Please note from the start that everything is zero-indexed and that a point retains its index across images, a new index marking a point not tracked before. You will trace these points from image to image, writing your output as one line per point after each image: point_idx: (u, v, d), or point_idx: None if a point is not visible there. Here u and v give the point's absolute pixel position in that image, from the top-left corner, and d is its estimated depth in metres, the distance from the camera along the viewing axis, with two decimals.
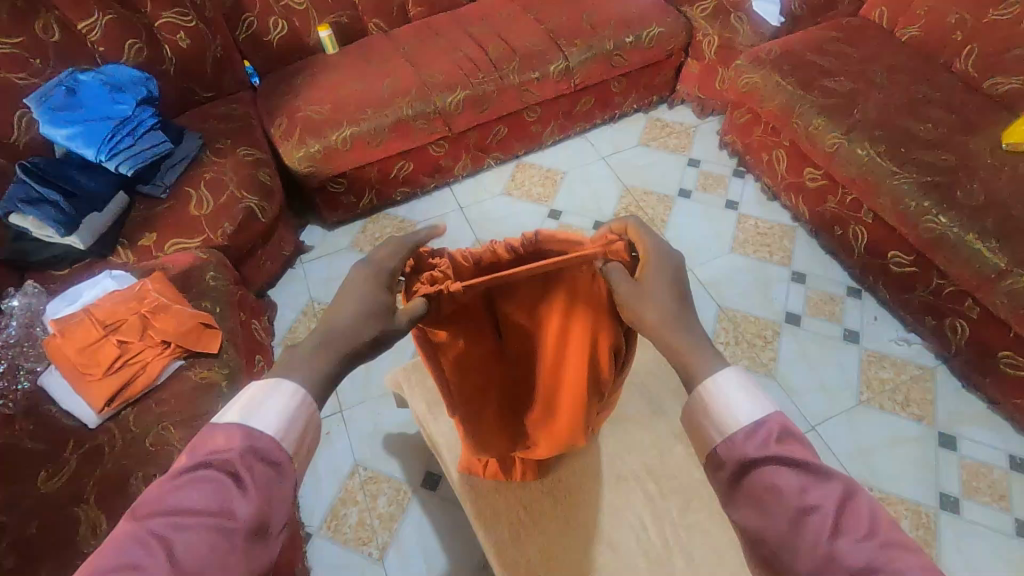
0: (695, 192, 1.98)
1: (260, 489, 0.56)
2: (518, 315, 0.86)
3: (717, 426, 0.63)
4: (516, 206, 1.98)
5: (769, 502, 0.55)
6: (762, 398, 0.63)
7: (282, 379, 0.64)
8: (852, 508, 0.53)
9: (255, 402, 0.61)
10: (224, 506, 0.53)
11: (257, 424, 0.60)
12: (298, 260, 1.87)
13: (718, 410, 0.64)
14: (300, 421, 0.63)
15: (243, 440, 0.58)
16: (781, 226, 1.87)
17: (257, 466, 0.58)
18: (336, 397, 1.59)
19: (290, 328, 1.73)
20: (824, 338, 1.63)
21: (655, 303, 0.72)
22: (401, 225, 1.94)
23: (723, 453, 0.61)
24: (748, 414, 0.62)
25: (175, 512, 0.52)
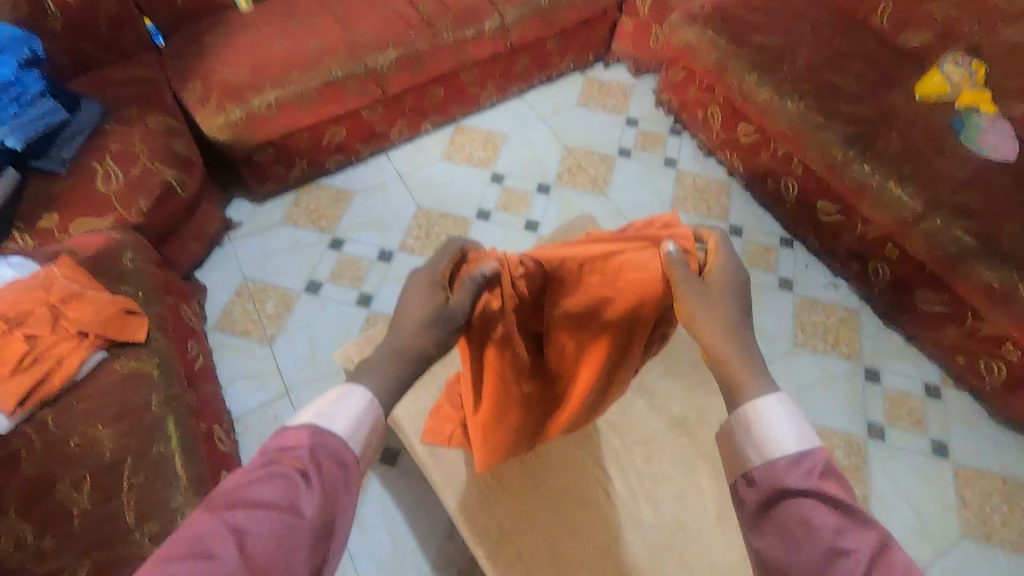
0: (634, 150, 2.00)
1: (325, 486, 0.65)
2: (563, 317, 0.90)
3: (758, 450, 0.71)
4: (457, 170, 1.92)
5: (802, 538, 0.62)
6: (806, 432, 0.71)
7: (354, 385, 0.75)
8: (888, 558, 0.58)
9: (327, 406, 0.72)
10: (293, 501, 0.61)
11: (325, 424, 0.70)
12: (226, 237, 1.74)
13: (762, 434, 0.71)
14: (364, 425, 0.73)
15: (312, 438, 0.68)
16: (717, 182, 1.92)
17: (324, 463, 0.67)
18: (280, 379, 1.52)
19: (224, 310, 1.62)
20: (762, 289, 1.71)
21: (707, 309, 0.79)
22: (337, 195, 1.84)
23: (760, 476, 0.69)
24: (791, 444, 0.69)
25: (249, 504, 0.60)
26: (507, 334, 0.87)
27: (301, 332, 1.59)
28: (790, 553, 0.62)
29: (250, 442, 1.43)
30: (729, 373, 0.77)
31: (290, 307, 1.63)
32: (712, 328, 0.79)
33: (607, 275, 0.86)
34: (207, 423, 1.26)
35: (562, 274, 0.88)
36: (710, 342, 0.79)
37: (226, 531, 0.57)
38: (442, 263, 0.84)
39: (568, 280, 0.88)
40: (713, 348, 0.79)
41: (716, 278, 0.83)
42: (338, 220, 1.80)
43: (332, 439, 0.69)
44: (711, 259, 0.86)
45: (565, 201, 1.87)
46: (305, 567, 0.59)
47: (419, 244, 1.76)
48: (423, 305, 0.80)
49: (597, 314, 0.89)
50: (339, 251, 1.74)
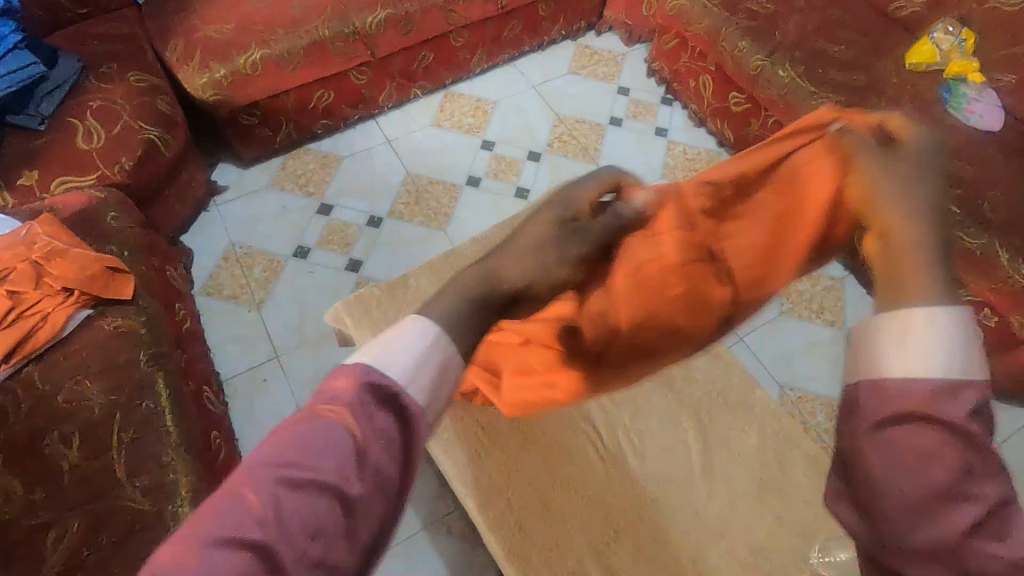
0: (626, 119, 1.99)
1: (379, 452, 0.47)
2: (711, 257, 0.80)
3: (902, 353, 0.47)
4: (447, 137, 1.90)
5: (928, 469, 0.43)
6: (977, 361, 0.46)
7: (425, 318, 0.54)
8: (1008, 519, 0.43)
9: (391, 341, 0.52)
10: (341, 472, 0.45)
11: (382, 364, 0.51)
12: (212, 201, 1.71)
13: (913, 335, 0.47)
14: (433, 364, 0.52)
15: (365, 381, 0.49)
16: (707, 151, 1.93)
17: (378, 417, 0.48)
18: (269, 343, 1.51)
19: (211, 274, 1.60)
20: None
21: (903, 202, 0.55)
22: (325, 160, 1.81)
23: (898, 390, 0.46)
24: (956, 369, 0.46)
25: (287, 468, 0.44)
26: (651, 266, 0.77)
27: (289, 297, 1.58)
28: (895, 479, 0.44)
29: (239, 405, 1.43)
30: (911, 266, 0.51)
31: (278, 272, 1.61)
32: (908, 217, 0.54)
33: (763, 202, 0.78)
34: (196, 383, 1.25)
35: (718, 193, 0.79)
36: (903, 230, 0.53)
37: (256, 505, 0.43)
38: (593, 182, 0.69)
39: (725, 207, 0.79)
40: (895, 231, 0.54)
41: (915, 152, 0.58)
42: (326, 186, 1.77)
43: (388, 383, 0.49)
44: (902, 134, 0.60)
45: (555, 169, 1.87)
46: (347, 559, 0.45)
47: (408, 210, 1.75)
48: (545, 222, 0.63)
49: (740, 264, 0.79)
50: (328, 216, 1.72)
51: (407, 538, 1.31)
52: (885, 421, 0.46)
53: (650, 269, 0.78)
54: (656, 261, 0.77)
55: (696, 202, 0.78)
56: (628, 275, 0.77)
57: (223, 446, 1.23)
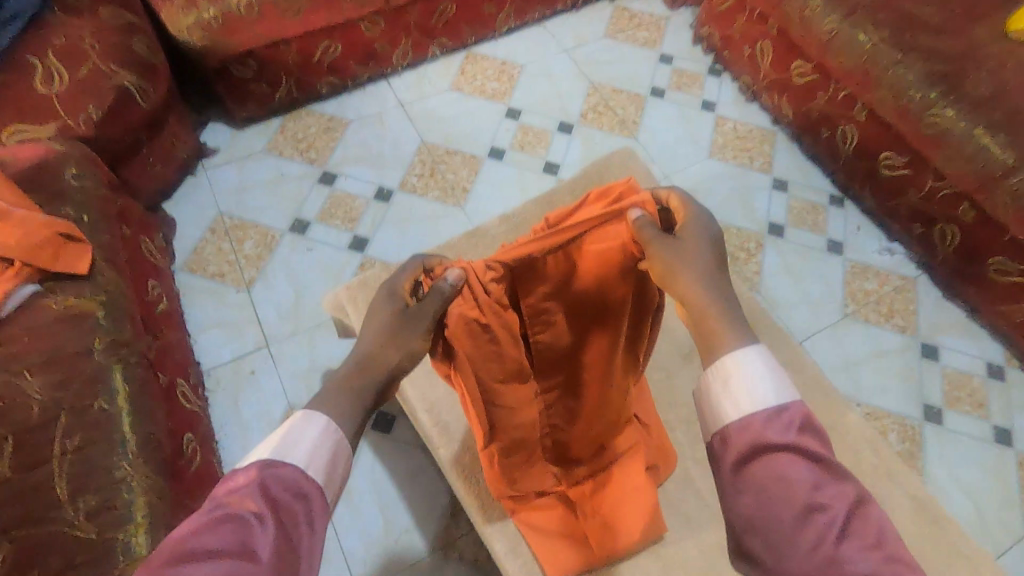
0: (668, 90, 1.76)
1: (280, 531, 0.58)
2: (554, 326, 0.81)
3: (733, 400, 0.63)
4: (467, 103, 1.68)
5: (780, 492, 0.57)
6: (782, 384, 0.63)
7: (312, 414, 0.66)
8: (862, 513, 0.57)
9: (287, 436, 0.64)
10: (245, 548, 0.55)
11: (280, 457, 0.63)
12: (200, 164, 1.51)
13: (740, 382, 0.63)
14: (326, 449, 0.65)
15: (261, 473, 0.61)
16: (760, 129, 1.70)
17: (281, 500, 0.60)
18: (258, 329, 1.31)
19: (195, 249, 1.40)
20: (807, 250, 1.52)
21: (689, 270, 0.69)
22: (328, 124, 1.60)
23: (737, 432, 0.62)
24: (770, 398, 0.62)
25: (196, 555, 0.53)
26: (493, 351, 0.76)
27: (284, 277, 1.38)
28: (760, 509, 0.59)
29: (221, 400, 1.23)
30: (710, 331, 0.67)
31: (272, 249, 1.41)
32: (696, 295, 0.68)
33: (589, 266, 0.76)
34: (169, 375, 1.06)
35: (533, 270, 0.75)
36: (695, 304, 0.68)
37: None
38: (400, 279, 0.73)
39: (541, 283, 0.76)
40: (694, 305, 0.68)
41: (690, 233, 0.72)
42: (330, 152, 1.56)
43: (285, 473, 0.62)
44: (680, 215, 0.74)
45: (589, 143, 1.64)
46: None
47: (422, 183, 1.54)
48: (384, 314, 0.70)
49: (600, 320, 0.80)
50: (331, 186, 1.51)
51: (412, 564, 1.12)
52: (745, 465, 0.60)
53: (499, 352, 0.76)
54: (501, 339, 0.75)
55: (500, 287, 0.74)
56: (467, 361, 0.75)
57: (196, 450, 1.04)
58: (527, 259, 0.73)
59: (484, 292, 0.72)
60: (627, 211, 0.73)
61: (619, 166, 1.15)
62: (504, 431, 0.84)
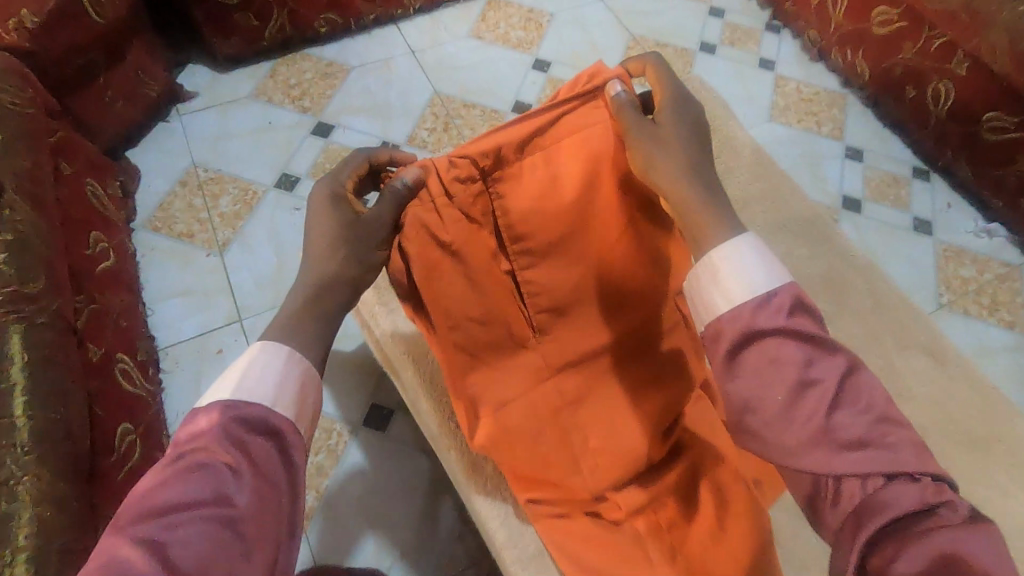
0: (720, 47, 1.52)
1: (260, 472, 0.47)
2: (552, 258, 0.70)
3: (722, 292, 0.55)
4: (487, 52, 1.44)
5: (770, 373, 0.50)
6: (774, 267, 0.55)
7: (269, 344, 0.55)
8: (855, 380, 0.50)
9: (249, 375, 0.52)
10: (221, 494, 0.44)
11: (247, 398, 0.51)
12: (174, 108, 1.27)
13: (729, 275, 0.55)
14: (294, 384, 0.54)
15: (227, 415, 0.49)
16: (829, 92, 1.46)
17: (255, 440, 0.49)
18: (231, 299, 1.08)
19: (162, 204, 1.16)
20: (891, 230, 1.27)
21: (671, 158, 0.60)
22: (327, 69, 1.37)
23: (727, 323, 0.54)
24: (759, 285, 0.54)
25: (164, 510, 0.42)
26: (463, 274, 0.69)
27: (265, 240, 1.14)
28: (753, 391, 0.51)
29: (179, 385, 0.99)
30: (694, 226, 0.58)
31: (252, 206, 1.18)
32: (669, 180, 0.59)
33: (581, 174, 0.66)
34: (105, 347, 0.84)
35: (507, 180, 0.66)
36: (670, 190, 0.59)
37: (138, 555, 0.40)
38: (342, 177, 0.64)
39: (520, 199, 0.67)
40: (677, 199, 0.59)
41: (667, 114, 0.62)
42: (327, 101, 1.33)
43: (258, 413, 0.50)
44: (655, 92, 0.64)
45: None
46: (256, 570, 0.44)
47: (434, 138, 1.31)
48: (329, 220, 0.61)
49: (615, 254, 0.70)
50: (326, 139, 1.28)
51: None
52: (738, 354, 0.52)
53: (469, 276, 0.69)
54: (465, 258, 0.68)
55: (468, 189, 0.65)
56: (427, 281, 0.67)
57: (134, 443, 0.81)
58: (498, 160, 0.65)
59: (446, 193, 0.65)
60: (605, 89, 0.64)
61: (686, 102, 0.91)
62: (492, 388, 0.73)
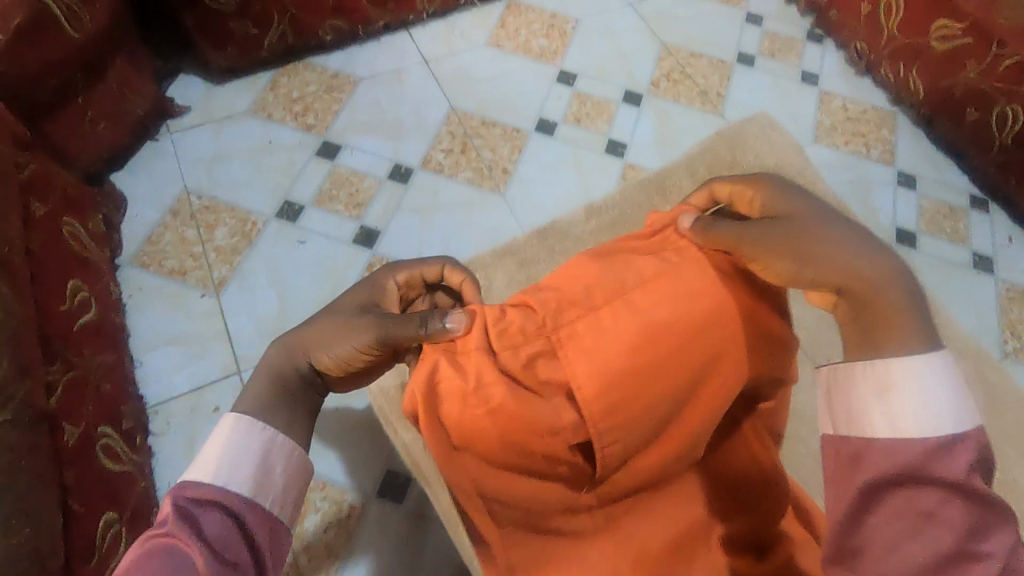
0: (759, 57, 1.40)
1: (215, 544, 0.43)
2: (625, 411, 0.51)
3: (887, 414, 0.47)
4: (507, 63, 1.32)
5: (920, 526, 0.44)
6: (960, 392, 0.47)
7: (233, 414, 0.51)
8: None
9: (207, 449, 0.49)
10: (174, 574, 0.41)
11: (204, 473, 0.47)
12: (164, 125, 1.15)
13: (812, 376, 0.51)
14: (253, 449, 0.50)
15: (182, 494, 0.45)
16: (877, 110, 1.35)
17: (210, 513, 0.45)
18: (229, 346, 0.97)
19: (150, 236, 1.05)
20: (949, 267, 1.17)
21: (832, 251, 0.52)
22: (332, 81, 1.25)
23: (879, 458, 0.46)
24: (947, 419, 0.46)
25: None
26: (514, 418, 0.51)
27: (265, 279, 1.03)
28: (890, 542, 0.44)
29: (171, 449, 0.89)
30: (886, 323, 0.50)
31: (251, 239, 1.06)
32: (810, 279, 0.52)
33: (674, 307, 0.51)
34: (83, 427, 0.73)
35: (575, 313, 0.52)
36: (838, 278, 0.51)
37: None
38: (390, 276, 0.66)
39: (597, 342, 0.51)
40: (857, 292, 0.51)
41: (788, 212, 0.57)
42: (333, 117, 1.21)
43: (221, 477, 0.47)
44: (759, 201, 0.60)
45: (663, 118, 1.29)
46: None
47: (450, 161, 1.19)
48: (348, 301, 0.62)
49: (703, 388, 0.54)
50: (333, 161, 1.16)
51: None
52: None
53: (521, 435, 0.52)
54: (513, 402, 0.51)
55: (525, 330, 0.52)
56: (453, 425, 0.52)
57: (120, 536, 0.72)
58: (566, 297, 0.53)
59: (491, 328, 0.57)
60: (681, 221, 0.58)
61: None
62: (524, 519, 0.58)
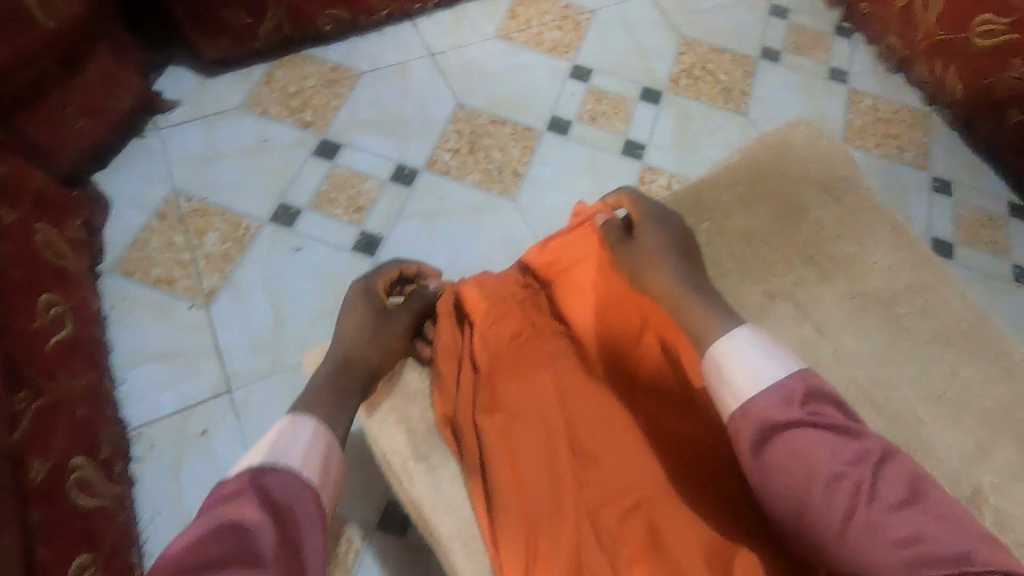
0: (784, 53, 1.32)
1: (287, 535, 0.41)
2: (615, 430, 0.56)
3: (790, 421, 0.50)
4: (518, 56, 1.24)
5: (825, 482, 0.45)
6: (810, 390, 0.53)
7: (300, 413, 0.51)
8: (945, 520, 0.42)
9: (277, 440, 0.47)
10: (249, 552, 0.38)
11: (274, 459, 0.46)
12: (151, 121, 1.08)
13: (739, 363, 0.52)
14: (322, 454, 0.49)
15: (258, 479, 0.43)
16: (910, 110, 1.27)
17: (280, 504, 0.43)
18: (218, 363, 0.90)
19: (135, 241, 0.98)
20: (988, 280, 1.10)
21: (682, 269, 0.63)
22: (331, 75, 1.17)
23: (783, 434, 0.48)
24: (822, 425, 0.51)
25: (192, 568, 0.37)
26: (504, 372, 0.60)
27: (258, 289, 0.96)
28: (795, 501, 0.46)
29: (154, 476, 0.83)
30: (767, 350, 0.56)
31: (243, 245, 0.99)
32: (678, 275, 0.62)
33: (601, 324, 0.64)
34: (54, 457, 0.66)
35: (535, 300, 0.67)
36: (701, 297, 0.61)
37: None
38: (376, 279, 0.67)
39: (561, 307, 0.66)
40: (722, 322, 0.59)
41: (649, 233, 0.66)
42: (331, 114, 1.13)
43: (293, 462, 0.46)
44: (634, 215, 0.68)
45: (682, 117, 1.21)
46: None
47: (457, 162, 1.11)
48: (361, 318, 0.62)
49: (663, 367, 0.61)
50: (331, 161, 1.09)
51: None
52: (762, 441, 0.48)
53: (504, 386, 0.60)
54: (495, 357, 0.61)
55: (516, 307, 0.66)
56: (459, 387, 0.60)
57: None
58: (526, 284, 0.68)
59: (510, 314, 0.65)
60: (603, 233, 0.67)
61: (802, 151, 0.71)
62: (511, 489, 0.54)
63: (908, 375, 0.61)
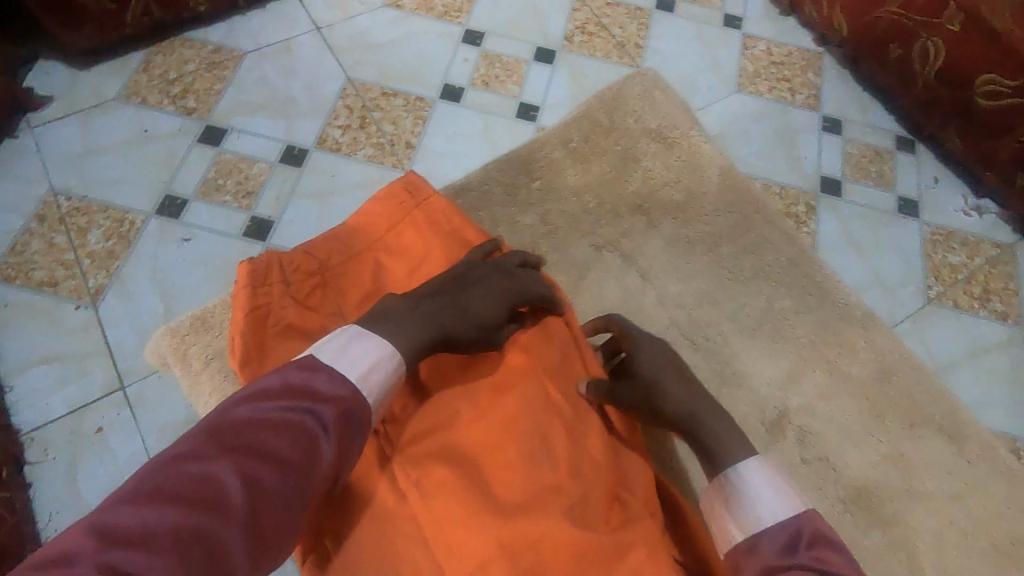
0: (680, 2, 1.32)
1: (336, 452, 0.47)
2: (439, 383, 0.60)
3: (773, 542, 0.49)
4: (408, 24, 1.22)
5: None
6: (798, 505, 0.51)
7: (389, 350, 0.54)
8: None
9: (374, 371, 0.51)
10: (305, 456, 0.45)
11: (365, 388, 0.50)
12: (22, 120, 1.04)
13: (743, 500, 0.53)
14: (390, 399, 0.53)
15: (345, 395, 0.49)
16: (802, 52, 1.29)
17: (347, 431, 0.48)
18: (111, 360, 0.89)
19: (13, 244, 0.95)
20: (873, 214, 1.14)
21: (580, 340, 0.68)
22: (212, 58, 1.14)
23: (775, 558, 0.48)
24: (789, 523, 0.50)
25: (256, 443, 0.44)
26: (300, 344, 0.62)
27: (147, 284, 0.95)
28: None
29: (51, 478, 0.83)
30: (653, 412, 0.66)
31: (130, 239, 0.98)
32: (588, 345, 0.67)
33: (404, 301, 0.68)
34: None
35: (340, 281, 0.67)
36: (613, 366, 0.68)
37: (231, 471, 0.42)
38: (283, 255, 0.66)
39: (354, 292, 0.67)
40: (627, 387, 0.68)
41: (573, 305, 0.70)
42: (215, 98, 1.10)
43: (330, 453, 0.46)
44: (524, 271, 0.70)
45: (577, 75, 1.21)
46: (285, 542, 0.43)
47: (348, 138, 1.10)
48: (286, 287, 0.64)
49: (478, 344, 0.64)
50: (217, 147, 1.06)
51: None
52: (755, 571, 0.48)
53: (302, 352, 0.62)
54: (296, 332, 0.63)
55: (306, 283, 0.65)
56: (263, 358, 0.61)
57: None
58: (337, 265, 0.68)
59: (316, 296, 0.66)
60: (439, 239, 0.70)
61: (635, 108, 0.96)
62: None
63: (723, 314, 0.87)
